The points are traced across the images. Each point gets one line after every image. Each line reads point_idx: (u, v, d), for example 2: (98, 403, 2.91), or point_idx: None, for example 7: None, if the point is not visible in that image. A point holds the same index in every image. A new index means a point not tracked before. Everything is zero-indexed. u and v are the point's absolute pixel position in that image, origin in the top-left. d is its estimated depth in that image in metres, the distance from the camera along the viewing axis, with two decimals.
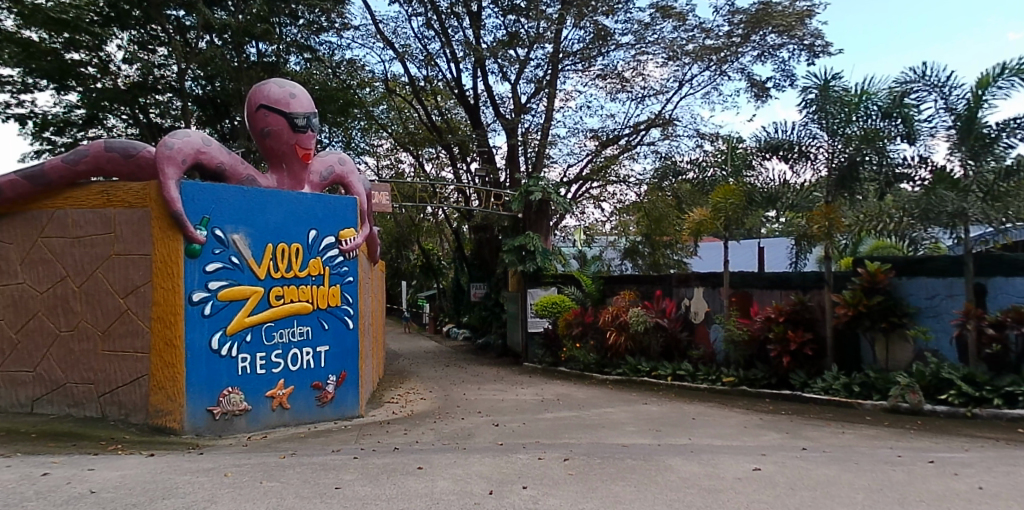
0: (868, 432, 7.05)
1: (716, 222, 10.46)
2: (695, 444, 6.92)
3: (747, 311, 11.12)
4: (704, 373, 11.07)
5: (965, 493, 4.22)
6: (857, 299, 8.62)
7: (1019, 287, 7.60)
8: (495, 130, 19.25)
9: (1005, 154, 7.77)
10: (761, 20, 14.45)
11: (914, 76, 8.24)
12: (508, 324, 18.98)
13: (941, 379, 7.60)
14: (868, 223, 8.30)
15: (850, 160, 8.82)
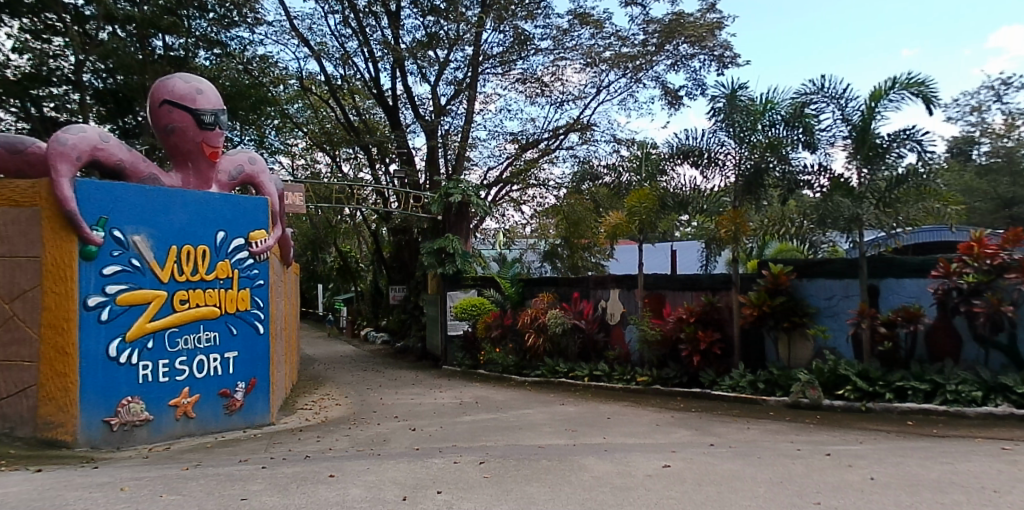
0: (771, 427, 7.38)
1: (630, 226, 10.70)
2: (610, 443, 7.00)
3: (660, 312, 11.43)
4: (619, 373, 11.26)
5: (858, 483, 4.44)
6: (761, 300, 9.01)
7: (908, 289, 8.17)
8: (414, 132, 18.95)
9: (894, 164, 8.24)
10: (674, 30, 14.93)
11: (813, 89, 8.75)
12: (428, 327, 18.68)
13: (838, 375, 8.03)
14: (771, 228, 8.75)
15: (755, 167, 9.20)
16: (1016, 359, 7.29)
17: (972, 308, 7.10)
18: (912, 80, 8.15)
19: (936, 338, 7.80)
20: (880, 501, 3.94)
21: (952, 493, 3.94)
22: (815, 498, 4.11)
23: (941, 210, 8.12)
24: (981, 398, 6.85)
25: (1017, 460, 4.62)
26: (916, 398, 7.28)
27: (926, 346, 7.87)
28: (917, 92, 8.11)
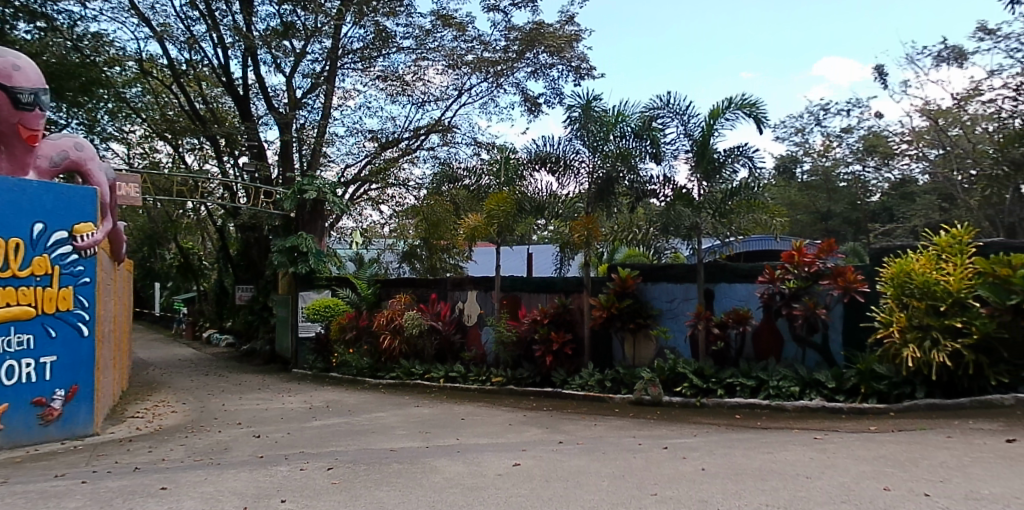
0: (615, 423, 7.75)
1: (489, 228, 10.79)
2: (463, 444, 6.96)
3: (515, 313, 11.65)
4: (475, 373, 11.31)
5: (691, 474, 4.76)
6: (610, 302, 9.48)
7: (738, 292, 8.98)
8: (267, 124, 17.80)
9: (729, 178, 9.01)
10: (534, 39, 15.32)
11: (659, 104, 9.33)
12: (277, 328, 17.64)
13: (677, 373, 8.65)
14: (621, 233, 9.32)
15: (607, 175, 9.66)
16: (828, 357, 8.13)
17: (792, 310, 7.93)
18: (745, 102, 8.94)
19: (761, 338, 8.68)
20: (709, 490, 4.24)
21: (771, 480, 4.32)
22: (653, 489, 4.34)
23: (769, 221, 8.85)
24: (798, 392, 7.52)
25: (824, 448, 5.19)
26: (744, 393, 7.96)
27: (754, 346, 8.72)
28: (749, 112, 8.90)
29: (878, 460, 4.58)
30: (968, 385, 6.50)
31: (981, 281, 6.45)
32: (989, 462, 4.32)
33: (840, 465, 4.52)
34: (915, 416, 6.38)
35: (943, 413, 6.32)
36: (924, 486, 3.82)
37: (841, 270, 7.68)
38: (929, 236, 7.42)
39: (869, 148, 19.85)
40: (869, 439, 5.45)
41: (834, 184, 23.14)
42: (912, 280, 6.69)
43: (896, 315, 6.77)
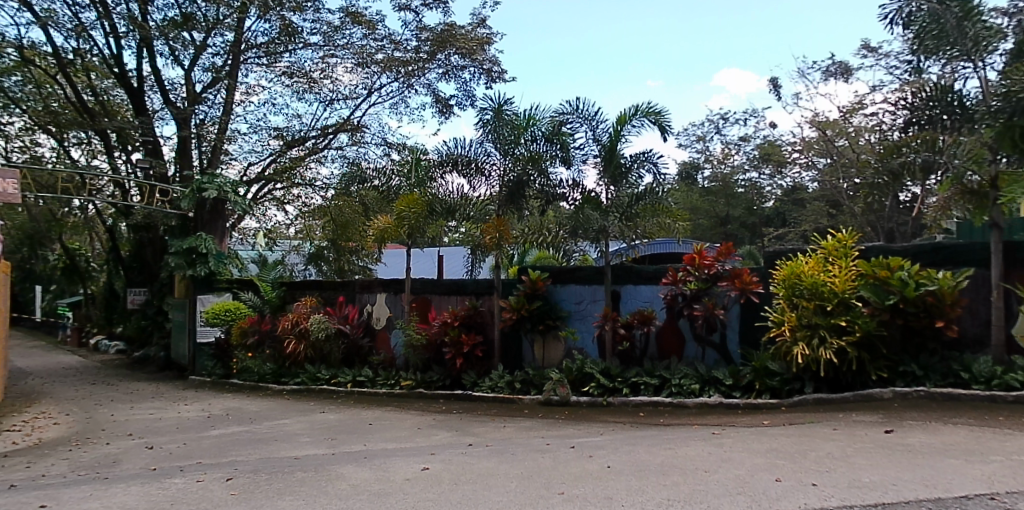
0: (524, 424, 7.80)
1: (399, 230, 10.62)
2: (370, 449, 6.78)
3: (425, 316, 11.51)
4: (383, 377, 11.08)
5: (597, 472, 4.85)
6: (520, 304, 9.57)
7: (643, 294, 9.30)
8: (163, 119, 16.69)
9: (635, 184, 9.29)
10: (445, 40, 15.21)
11: (569, 109, 9.50)
12: (173, 333, 16.57)
13: (585, 373, 8.83)
14: (531, 236, 9.47)
15: (517, 179, 9.72)
16: (726, 355, 8.55)
17: (693, 311, 8.29)
18: (650, 109, 9.25)
19: (664, 338, 9.04)
20: (613, 487, 4.33)
21: (672, 474, 4.47)
22: (560, 489, 4.38)
23: (672, 225, 9.20)
24: (698, 390, 7.87)
25: (721, 443, 5.44)
26: (648, 391, 8.24)
27: (657, 345, 9.07)
28: (654, 120, 9.23)
29: (771, 452, 4.85)
30: (850, 379, 6.99)
31: (863, 283, 7.00)
32: (868, 452, 4.68)
33: (735, 458, 4.75)
34: (805, 410, 6.81)
35: (830, 407, 6.78)
36: (811, 477, 4.07)
37: (738, 272, 8.10)
38: (816, 241, 7.95)
39: (765, 156, 21.01)
40: (762, 433, 5.77)
41: (733, 190, 24.37)
42: (802, 282, 7.17)
43: (788, 315, 7.21)
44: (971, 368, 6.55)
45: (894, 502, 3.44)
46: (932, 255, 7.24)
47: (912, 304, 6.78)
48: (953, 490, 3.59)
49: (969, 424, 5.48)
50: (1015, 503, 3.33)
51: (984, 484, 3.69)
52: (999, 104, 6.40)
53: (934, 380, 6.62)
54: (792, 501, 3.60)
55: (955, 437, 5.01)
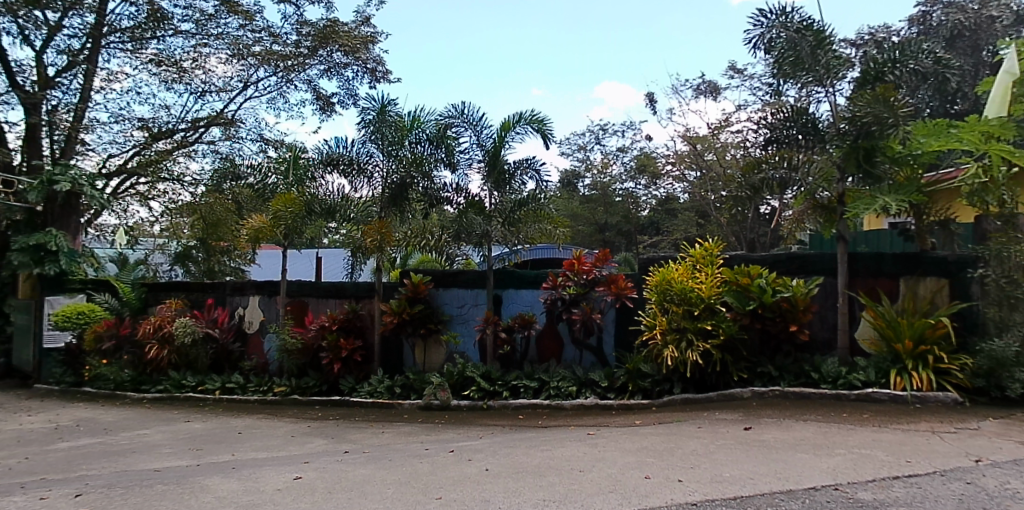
0: (404, 430, 7.66)
1: (275, 230, 10.13)
2: (239, 459, 6.36)
3: (301, 319, 11.02)
4: (255, 384, 10.46)
5: (476, 475, 4.85)
6: (401, 308, 9.40)
7: (524, 298, 9.50)
8: (5, 101, 14.80)
9: (518, 189, 9.37)
10: (327, 36, 14.64)
11: (454, 113, 9.46)
12: (12, 339, 14.70)
13: (465, 377, 8.82)
14: (414, 239, 9.30)
15: (400, 181, 9.55)
16: (601, 358, 8.91)
17: (571, 314, 8.52)
18: (534, 117, 9.42)
19: (544, 341, 9.23)
20: (492, 489, 4.34)
21: (549, 475, 4.57)
22: (438, 493, 4.33)
23: (553, 231, 9.24)
24: (575, 392, 8.11)
25: (595, 443, 5.63)
26: (527, 394, 8.37)
27: (537, 349, 9.23)
28: (538, 128, 9.40)
29: (642, 451, 5.09)
30: (714, 380, 7.48)
31: (727, 289, 7.54)
32: (728, 448, 5.03)
33: (608, 458, 4.93)
34: (673, 409, 7.21)
35: (696, 406, 7.21)
36: (678, 473, 4.30)
37: (614, 277, 8.46)
38: (686, 249, 8.40)
39: (641, 167, 22.03)
40: (633, 432, 6.04)
41: (611, 199, 25.32)
42: (672, 287, 7.50)
43: (659, 319, 7.60)
44: (820, 368, 7.18)
45: (751, 495, 3.71)
46: (787, 263, 7.95)
47: (769, 309, 7.41)
48: (802, 483, 3.94)
49: (816, 421, 6.04)
50: (853, 492, 3.71)
51: (827, 476, 4.07)
52: (845, 126, 7.17)
53: (788, 380, 7.21)
54: (662, 496, 3.79)
55: (803, 433, 5.51)
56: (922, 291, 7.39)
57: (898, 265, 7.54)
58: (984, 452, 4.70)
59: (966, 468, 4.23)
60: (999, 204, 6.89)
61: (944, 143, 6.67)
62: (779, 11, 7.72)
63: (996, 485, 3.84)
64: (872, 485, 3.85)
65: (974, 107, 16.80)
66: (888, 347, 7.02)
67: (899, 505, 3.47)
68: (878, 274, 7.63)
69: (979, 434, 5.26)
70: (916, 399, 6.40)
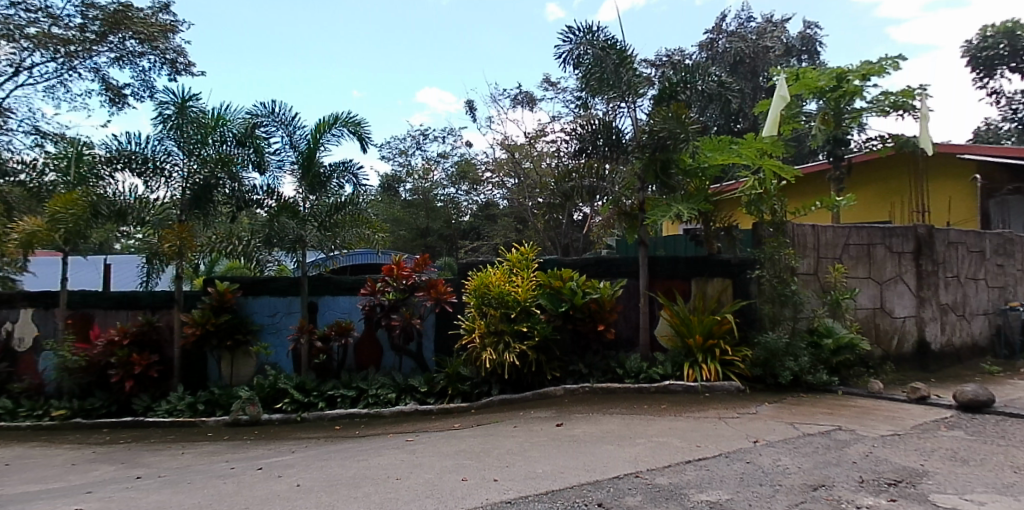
0: (208, 449, 7.03)
1: (51, 235, 8.92)
2: (3, 496, 5.45)
3: (85, 334, 9.80)
4: (27, 408, 9.13)
5: (285, 491, 4.55)
6: (205, 318, 8.85)
7: (341, 305, 9.27)
8: None
9: (335, 192, 9.12)
10: (118, 22, 11.93)
11: (263, 112, 8.93)
12: None
13: (277, 390, 8.38)
14: (219, 245, 8.82)
15: (204, 182, 8.76)
16: (421, 363, 8.90)
17: (390, 321, 8.49)
18: (350, 119, 9.07)
19: (362, 349, 9.08)
20: (302, 506, 4.11)
21: (364, 486, 4.44)
22: None
23: (371, 236, 9.22)
24: (394, 398, 8.02)
25: (413, 449, 5.57)
26: (344, 404, 8.12)
27: (355, 357, 9.09)
28: (354, 130, 9.06)
29: (458, 454, 5.15)
30: (530, 380, 7.73)
31: (541, 292, 7.91)
32: (541, 445, 5.24)
33: (426, 463, 4.92)
34: (491, 410, 7.36)
35: (513, 406, 7.43)
36: (494, 473, 4.41)
37: (434, 282, 8.45)
38: (503, 253, 8.61)
39: (462, 174, 21.83)
40: (452, 436, 6.08)
41: (432, 203, 24.37)
42: (490, 291, 7.72)
43: (478, 323, 7.78)
44: (624, 365, 7.73)
45: (561, 488, 3.90)
46: (595, 267, 8.50)
47: (580, 310, 7.89)
48: (608, 473, 4.22)
49: (621, 413, 6.51)
50: (652, 478, 4.04)
51: (630, 465, 4.40)
52: (645, 139, 7.74)
53: (596, 377, 7.68)
54: (477, 497, 3.85)
55: (609, 425, 5.92)
56: (711, 290, 8.18)
57: (691, 267, 8.27)
58: (760, 433, 5.36)
59: (746, 449, 4.79)
60: (772, 213, 7.81)
61: (727, 158, 7.47)
62: (586, 29, 8.24)
63: (769, 462, 4.40)
64: (668, 471, 4.23)
65: (751, 128, 19.05)
66: (682, 342, 7.76)
67: (692, 487, 3.85)
68: (673, 276, 8.36)
69: (755, 417, 5.99)
70: (706, 388, 7.18)
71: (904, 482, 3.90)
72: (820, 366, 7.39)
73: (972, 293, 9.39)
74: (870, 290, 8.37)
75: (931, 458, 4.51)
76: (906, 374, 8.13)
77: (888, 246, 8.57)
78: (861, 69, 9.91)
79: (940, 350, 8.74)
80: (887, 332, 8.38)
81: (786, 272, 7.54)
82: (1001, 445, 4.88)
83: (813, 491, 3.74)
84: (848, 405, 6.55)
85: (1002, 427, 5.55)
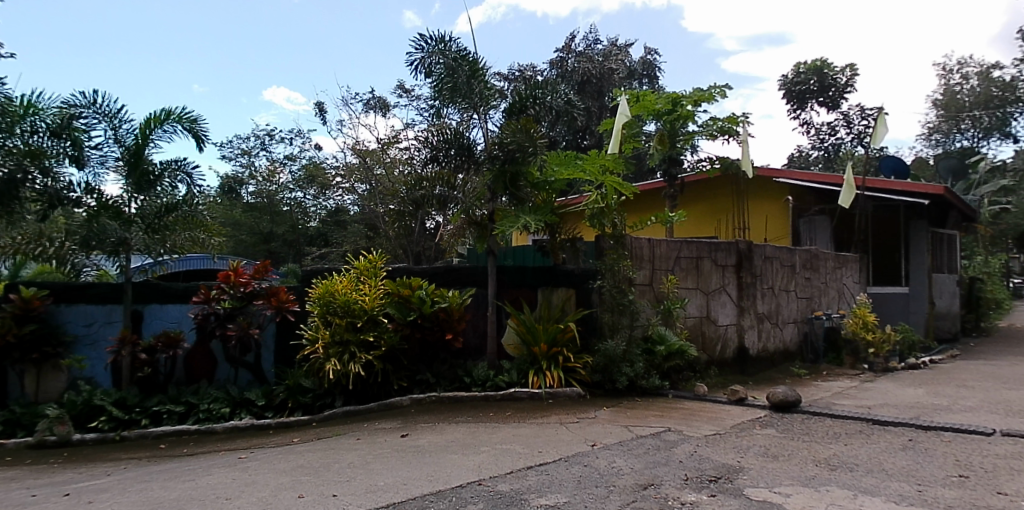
0: (5, 475, 6.13)
1: None
2: None
3: None
4: None
5: None
6: (5, 329, 7.90)
7: (171, 314, 8.68)
8: None
9: (167, 191, 8.48)
10: None
11: (82, 102, 8.03)
12: None
13: (92, 407, 7.58)
14: (25, 246, 7.98)
15: (7, 175, 7.54)
16: (259, 375, 8.46)
17: (226, 330, 8.02)
18: (186, 115, 8.36)
19: (193, 362, 8.42)
20: None
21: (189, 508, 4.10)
22: None
23: (205, 240, 8.77)
24: (228, 413, 7.58)
25: (246, 466, 5.24)
26: (171, 421, 7.55)
27: (185, 369, 8.41)
28: (190, 128, 8.36)
29: (296, 469, 4.93)
30: (375, 391, 7.58)
31: (388, 301, 7.64)
32: (383, 457, 5.15)
33: (261, 480, 4.66)
34: (333, 423, 7.10)
35: (356, 418, 7.19)
36: (333, 488, 4.28)
37: (275, 290, 8.15)
38: (350, 261, 8.28)
39: (310, 177, 19.16)
40: (291, 450, 5.80)
41: (277, 206, 22.14)
42: (335, 300, 7.43)
43: (321, 332, 7.45)
44: (471, 373, 7.82)
45: (403, 500, 3.87)
46: (443, 276, 8.40)
47: (427, 319, 7.68)
48: (450, 482, 4.23)
49: (466, 422, 6.55)
50: (494, 485, 4.12)
51: (473, 473, 4.45)
52: (494, 151, 7.83)
53: (443, 386, 7.69)
54: None
55: (454, 434, 5.95)
56: (554, 300, 8.45)
57: (537, 277, 8.49)
58: (596, 437, 5.62)
59: (583, 453, 5.00)
60: (613, 226, 8.01)
61: (572, 172, 7.69)
62: (438, 39, 8.25)
63: (604, 464, 4.62)
64: (510, 477, 4.32)
65: (595, 145, 20.22)
66: (528, 351, 7.96)
67: (531, 492, 3.96)
68: (521, 285, 8.52)
69: (593, 422, 6.29)
70: (549, 395, 7.39)
71: (723, 478, 4.24)
72: (652, 371, 7.90)
73: (784, 304, 10.44)
74: (699, 300, 8.98)
75: (747, 455, 4.93)
76: (728, 378, 8.88)
77: (713, 260, 9.25)
78: (693, 96, 11.02)
79: (757, 354, 9.70)
80: (712, 339, 9.06)
81: (625, 282, 7.92)
82: (805, 441, 5.44)
83: (643, 490, 3.97)
84: (677, 407, 7.02)
85: (807, 424, 6.20)
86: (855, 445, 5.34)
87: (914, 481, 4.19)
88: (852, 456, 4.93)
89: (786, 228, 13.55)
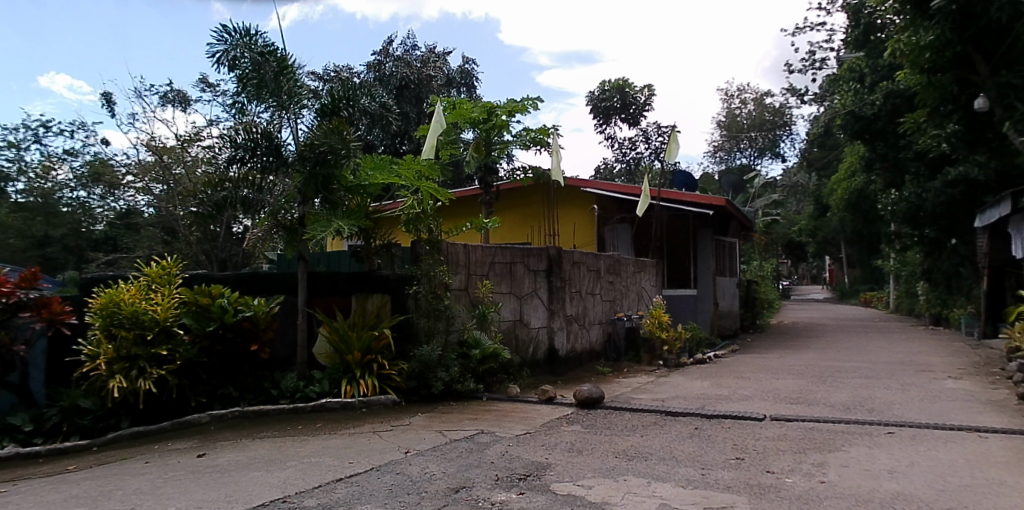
0: None
1: None
2: None
3: None
4: None
5: None
6: None
7: None
8: None
9: None
10: None
11: None
12: None
13: None
14: None
15: None
16: (26, 399, 6.77)
17: None
18: None
19: None
20: None
21: None
22: None
23: None
24: None
25: (9, 501, 4.59)
26: None
27: None
28: None
29: (72, 500, 4.40)
30: (169, 409, 6.93)
31: (185, 310, 7.00)
32: (176, 480, 4.76)
33: None
34: (118, 447, 6.27)
35: (145, 440, 6.45)
36: None
37: (45, 300, 6.56)
38: (139, 267, 7.51)
39: (95, 175, 17.37)
40: (69, 479, 5.17)
41: None
42: (121, 311, 6.60)
43: (103, 347, 6.56)
44: (279, 384, 7.46)
45: None
46: (249, 282, 7.94)
47: (229, 329, 7.19)
48: (252, 502, 4.01)
49: (272, 437, 6.28)
50: (300, 502, 3.97)
51: (277, 490, 4.26)
52: (305, 153, 7.50)
53: (248, 400, 7.25)
54: None
55: (258, 451, 5.66)
56: (370, 306, 8.11)
57: (351, 283, 8.23)
58: (410, 443, 5.63)
59: (396, 461, 4.99)
60: (428, 232, 8.11)
61: (386, 177, 7.73)
62: (243, 32, 7.77)
63: (417, 471, 4.63)
64: (318, 492, 4.20)
65: (414, 151, 20.34)
66: (341, 359, 7.74)
67: (339, 505, 3.87)
68: (333, 292, 8.23)
69: (408, 429, 6.29)
70: (362, 404, 7.31)
71: (531, 476, 4.43)
72: (468, 375, 8.07)
73: (590, 307, 11.13)
74: (512, 304, 9.32)
75: (554, 452, 5.18)
76: (539, 379, 9.31)
77: (526, 265, 9.64)
78: (507, 106, 11.43)
79: (566, 355, 10.28)
80: (525, 342, 9.43)
81: (440, 287, 8.05)
82: (606, 435, 5.83)
83: (454, 493, 4.03)
84: (491, 409, 7.24)
85: (609, 419, 6.64)
86: (650, 435, 5.81)
87: (699, 466, 4.62)
88: (647, 446, 5.36)
89: (592, 236, 14.35)
